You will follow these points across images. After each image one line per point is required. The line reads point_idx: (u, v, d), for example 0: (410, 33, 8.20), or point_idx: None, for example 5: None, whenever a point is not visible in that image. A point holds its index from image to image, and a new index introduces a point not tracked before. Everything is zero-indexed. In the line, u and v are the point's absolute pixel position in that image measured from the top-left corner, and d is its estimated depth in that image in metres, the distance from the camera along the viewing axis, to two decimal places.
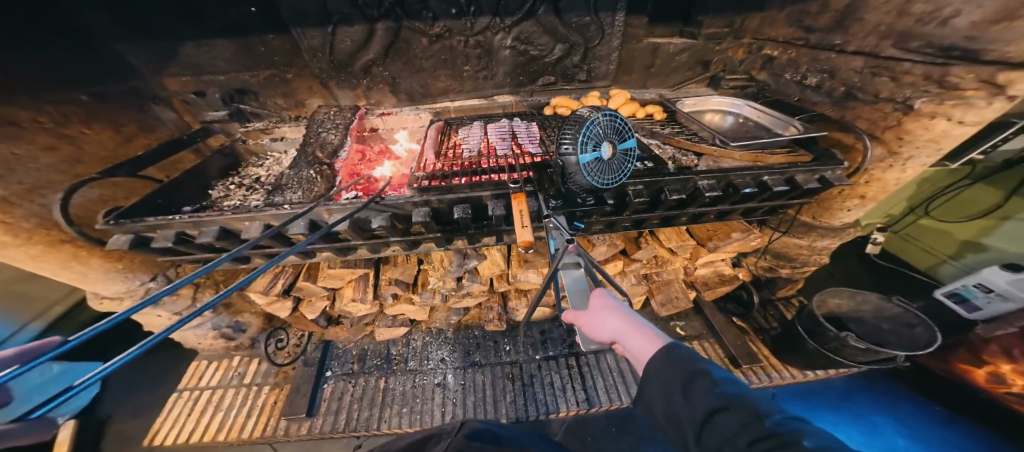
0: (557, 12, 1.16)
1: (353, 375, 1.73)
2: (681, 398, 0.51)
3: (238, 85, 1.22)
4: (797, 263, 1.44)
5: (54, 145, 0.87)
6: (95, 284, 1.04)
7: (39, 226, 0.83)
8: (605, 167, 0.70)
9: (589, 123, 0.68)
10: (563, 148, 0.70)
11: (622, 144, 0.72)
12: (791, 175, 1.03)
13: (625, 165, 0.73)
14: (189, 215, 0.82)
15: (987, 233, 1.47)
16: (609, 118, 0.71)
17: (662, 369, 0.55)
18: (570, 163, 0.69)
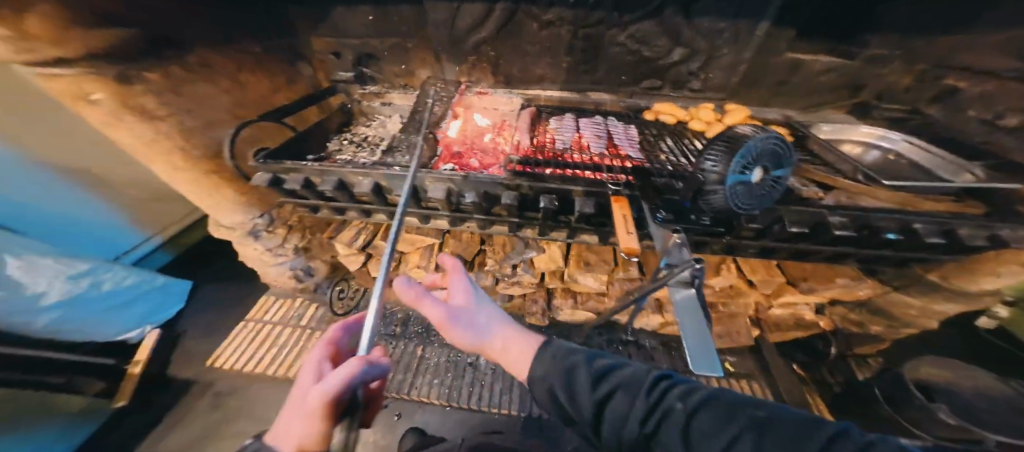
0: (686, 15, 1.01)
1: (395, 337, 1.84)
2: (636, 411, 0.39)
3: (367, 49, 1.31)
4: (899, 324, 1.21)
5: (230, 89, 1.06)
6: (223, 213, 1.27)
7: (206, 157, 1.05)
8: (750, 192, 0.60)
9: (751, 141, 0.56)
10: (705, 165, 0.61)
11: (776, 170, 0.60)
12: (952, 228, 0.83)
13: (770, 193, 0.62)
14: (319, 164, 0.94)
15: None
16: (772, 138, 0.59)
17: (601, 377, 0.45)
18: (711, 182, 0.60)
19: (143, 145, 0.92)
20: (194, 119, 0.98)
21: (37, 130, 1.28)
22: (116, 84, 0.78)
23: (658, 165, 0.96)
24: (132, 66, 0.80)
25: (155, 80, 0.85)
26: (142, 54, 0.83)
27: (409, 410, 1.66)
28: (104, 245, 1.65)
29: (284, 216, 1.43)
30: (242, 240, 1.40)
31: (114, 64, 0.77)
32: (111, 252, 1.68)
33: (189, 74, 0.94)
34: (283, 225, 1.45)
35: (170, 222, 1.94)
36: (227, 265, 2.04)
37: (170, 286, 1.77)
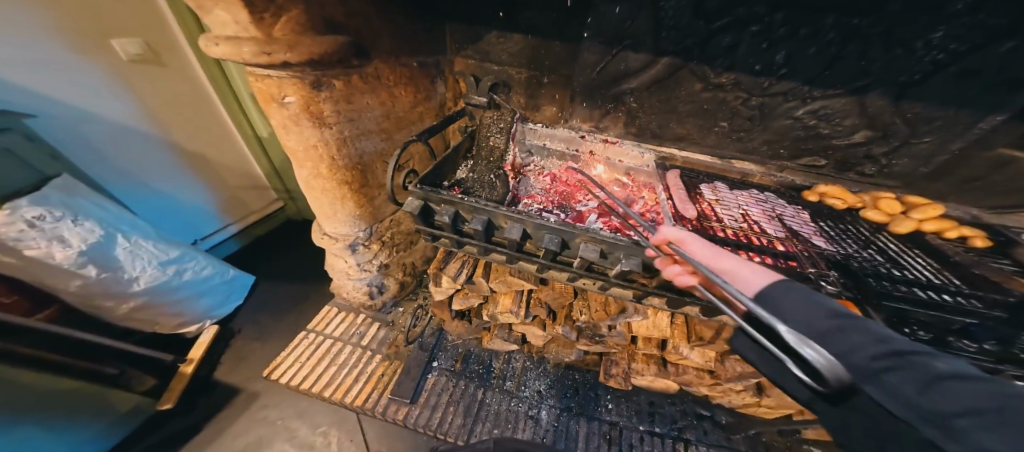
0: (897, 97, 0.89)
1: (455, 374, 1.55)
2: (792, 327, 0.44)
3: (504, 77, 1.27)
4: None
5: (386, 101, 1.05)
6: (330, 222, 1.21)
7: (347, 168, 1.04)
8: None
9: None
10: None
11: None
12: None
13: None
14: (474, 201, 0.89)
15: None
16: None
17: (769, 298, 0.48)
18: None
19: (301, 150, 0.95)
20: (348, 129, 0.97)
21: (174, 108, 1.38)
22: (307, 87, 0.83)
23: (862, 263, 0.78)
24: (327, 72, 0.85)
25: (338, 86, 0.89)
26: (337, 65, 0.86)
27: None
28: (189, 227, 1.59)
29: (380, 231, 1.34)
30: (337, 252, 1.31)
31: (315, 71, 0.82)
32: (193, 234, 1.62)
33: (365, 86, 0.96)
34: (378, 241, 1.35)
35: (249, 212, 1.85)
36: (287, 264, 1.87)
37: (239, 279, 1.64)
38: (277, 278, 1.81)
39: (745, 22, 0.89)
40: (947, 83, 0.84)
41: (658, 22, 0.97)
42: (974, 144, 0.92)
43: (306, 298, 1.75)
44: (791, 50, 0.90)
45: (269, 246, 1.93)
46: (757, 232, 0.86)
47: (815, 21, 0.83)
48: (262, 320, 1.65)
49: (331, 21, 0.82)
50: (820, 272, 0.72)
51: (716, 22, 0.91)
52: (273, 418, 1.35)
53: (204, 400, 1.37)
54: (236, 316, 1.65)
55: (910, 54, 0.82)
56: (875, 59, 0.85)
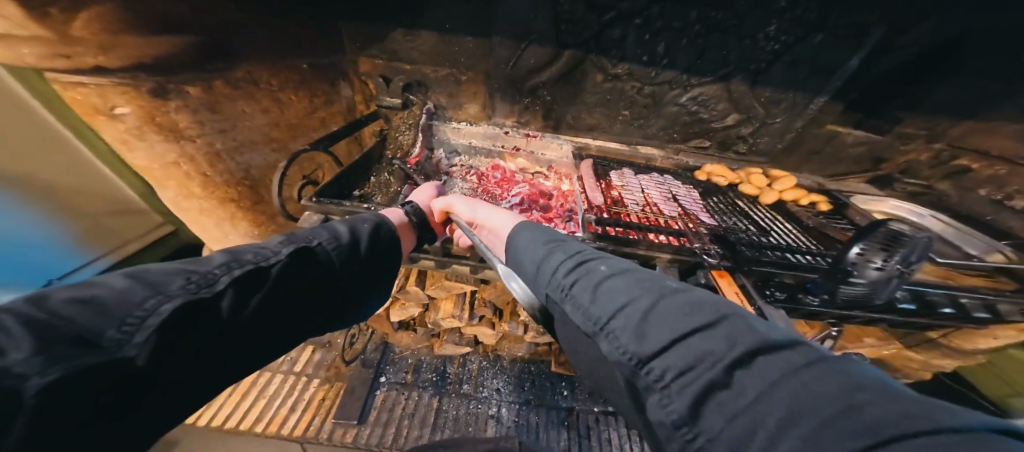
0: (752, 84, 1.05)
1: (406, 386, 1.50)
2: (566, 275, 0.42)
3: (417, 76, 1.19)
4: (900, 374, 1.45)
5: (270, 108, 0.93)
6: (222, 244, 1.07)
7: (226, 183, 0.92)
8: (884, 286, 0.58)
9: (912, 245, 0.56)
10: (874, 269, 0.56)
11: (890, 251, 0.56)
12: (996, 303, 0.95)
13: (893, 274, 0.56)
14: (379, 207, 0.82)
15: None
16: (898, 235, 0.57)
17: (552, 245, 0.48)
18: (870, 278, 0.57)
19: (158, 168, 0.82)
20: (220, 140, 0.85)
21: None
22: (147, 96, 0.71)
23: (740, 234, 0.89)
24: (170, 78, 0.72)
25: (195, 94, 0.77)
26: (184, 67, 0.73)
27: None
28: (32, 266, 1.15)
29: None
30: None
31: (146, 74, 0.69)
32: (42, 274, 1.18)
33: (234, 90, 0.83)
34: None
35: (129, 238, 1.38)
36: None
37: None
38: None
39: (629, 15, 0.98)
40: (783, 71, 1.01)
41: (557, 16, 1.02)
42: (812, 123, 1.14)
43: None
44: (669, 42, 1.00)
45: None
46: (656, 213, 0.95)
47: (683, 14, 0.94)
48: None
49: (180, 17, 0.70)
50: (701, 244, 0.81)
51: (606, 15, 0.99)
52: None
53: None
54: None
55: (755, 45, 0.97)
56: (731, 50, 0.99)
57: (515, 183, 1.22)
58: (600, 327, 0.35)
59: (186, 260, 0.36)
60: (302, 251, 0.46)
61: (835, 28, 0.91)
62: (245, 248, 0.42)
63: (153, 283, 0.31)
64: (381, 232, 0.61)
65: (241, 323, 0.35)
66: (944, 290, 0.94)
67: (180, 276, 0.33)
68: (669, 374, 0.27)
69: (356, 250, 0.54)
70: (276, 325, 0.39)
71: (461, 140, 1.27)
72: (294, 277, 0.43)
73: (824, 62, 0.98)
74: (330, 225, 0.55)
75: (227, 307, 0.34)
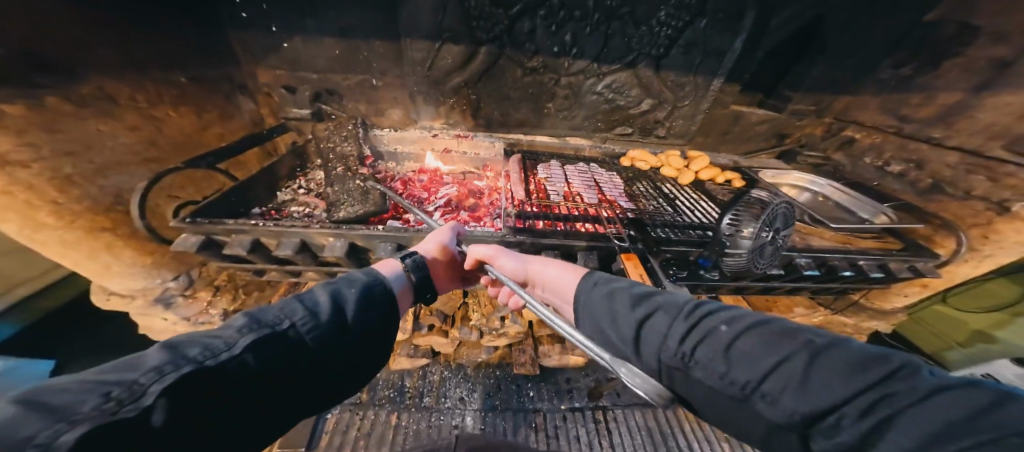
0: (657, 68, 1.13)
1: (361, 406, 1.42)
2: (678, 336, 0.36)
3: (328, 85, 1.15)
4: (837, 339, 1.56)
5: (138, 125, 0.83)
6: (110, 278, 0.96)
7: (88, 210, 0.79)
8: (758, 252, 0.59)
9: (771, 209, 0.58)
10: (741, 235, 0.58)
11: (754, 219, 0.58)
12: (885, 262, 1.06)
13: (760, 239, 0.58)
14: (275, 222, 0.74)
15: (1002, 326, 1.40)
16: (756, 201, 0.60)
17: (638, 302, 0.42)
18: (742, 246, 0.59)
19: None
20: (70, 164, 0.72)
21: None
22: None
23: (654, 217, 0.97)
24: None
25: (18, 114, 0.61)
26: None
27: None
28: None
29: (208, 275, 1.13)
30: (144, 311, 1.07)
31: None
32: None
33: (79, 109, 0.71)
34: (207, 287, 1.13)
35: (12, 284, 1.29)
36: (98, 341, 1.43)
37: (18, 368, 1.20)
38: (94, 355, 1.39)
39: (533, 7, 1.00)
40: (679, 56, 1.09)
41: (464, 11, 1.01)
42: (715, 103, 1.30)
43: None
44: (575, 32, 1.05)
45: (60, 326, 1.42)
46: (576, 202, 1.01)
47: (581, 5, 0.99)
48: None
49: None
50: (611, 228, 0.87)
51: (511, 9, 1.01)
52: None
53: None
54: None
55: (651, 32, 1.04)
56: (631, 37, 1.05)
57: (446, 183, 1.20)
58: (748, 390, 0.30)
59: (113, 367, 0.28)
60: (268, 339, 0.36)
61: (716, 12, 1.00)
62: (192, 338, 0.33)
63: (52, 410, 0.23)
64: (373, 291, 0.50)
65: (185, 424, 0.28)
66: (843, 253, 1.03)
67: (98, 391, 0.26)
68: (854, 438, 0.24)
69: (340, 320, 0.43)
70: (238, 430, 0.31)
71: (385, 147, 1.25)
72: (258, 369, 0.34)
73: (714, 45, 1.07)
74: (306, 294, 0.45)
75: (160, 424, 0.26)
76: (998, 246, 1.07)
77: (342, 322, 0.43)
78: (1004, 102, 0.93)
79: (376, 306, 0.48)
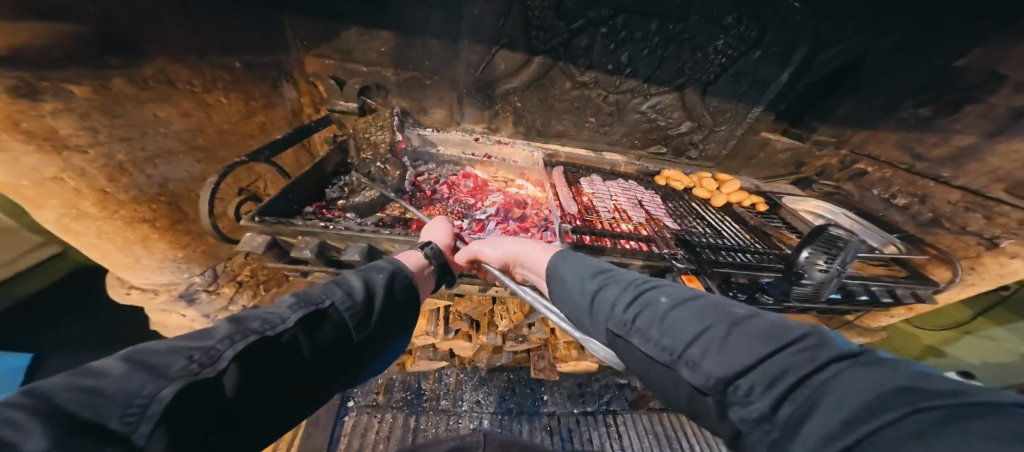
0: (702, 94, 1.18)
1: (378, 408, 1.40)
2: (622, 304, 0.41)
3: (376, 80, 1.11)
4: None
5: (190, 112, 0.79)
6: (134, 272, 0.88)
7: (133, 200, 0.74)
8: (829, 283, 0.66)
9: (848, 247, 0.64)
10: (813, 266, 0.65)
11: (830, 255, 0.64)
12: (893, 288, 1.15)
13: (832, 272, 0.65)
14: (346, 227, 0.73)
15: (949, 343, 1.66)
16: (829, 237, 0.67)
17: (607, 277, 0.47)
18: (814, 277, 0.65)
19: (29, 185, 0.61)
20: (122, 150, 0.68)
21: None
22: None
23: (700, 238, 1.02)
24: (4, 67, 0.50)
25: (82, 95, 0.60)
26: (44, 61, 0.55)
27: None
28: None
29: (233, 270, 1.05)
30: (164, 307, 0.99)
31: (8, 69, 0.51)
32: None
33: (140, 93, 0.69)
34: (230, 282, 1.05)
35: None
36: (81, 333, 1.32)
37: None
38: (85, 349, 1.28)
39: (596, 24, 1.02)
40: (729, 82, 1.15)
41: (528, 22, 1.01)
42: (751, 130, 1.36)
43: None
44: (631, 52, 1.07)
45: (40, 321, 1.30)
46: (625, 220, 1.04)
47: (644, 26, 1.01)
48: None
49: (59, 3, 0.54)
50: (667, 248, 0.90)
51: (574, 24, 1.02)
52: None
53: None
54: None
55: (705, 58, 1.08)
56: (686, 61, 1.09)
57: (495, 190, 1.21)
58: (678, 350, 0.34)
59: (192, 334, 0.31)
60: (313, 316, 0.39)
61: (770, 45, 1.05)
62: (254, 313, 0.36)
63: (153, 367, 0.26)
64: (395, 282, 0.51)
65: (254, 390, 0.30)
66: (859, 279, 1.12)
67: (180, 355, 0.28)
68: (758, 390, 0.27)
69: (372, 306, 0.45)
70: (300, 390, 0.34)
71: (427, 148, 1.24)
72: (309, 341, 0.37)
73: (760, 76, 1.13)
74: (343, 278, 0.47)
75: (236, 387, 0.29)
76: None
77: (370, 313, 0.45)
78: (1012, 149, 1.05)
79: (401, 294, 0.51)
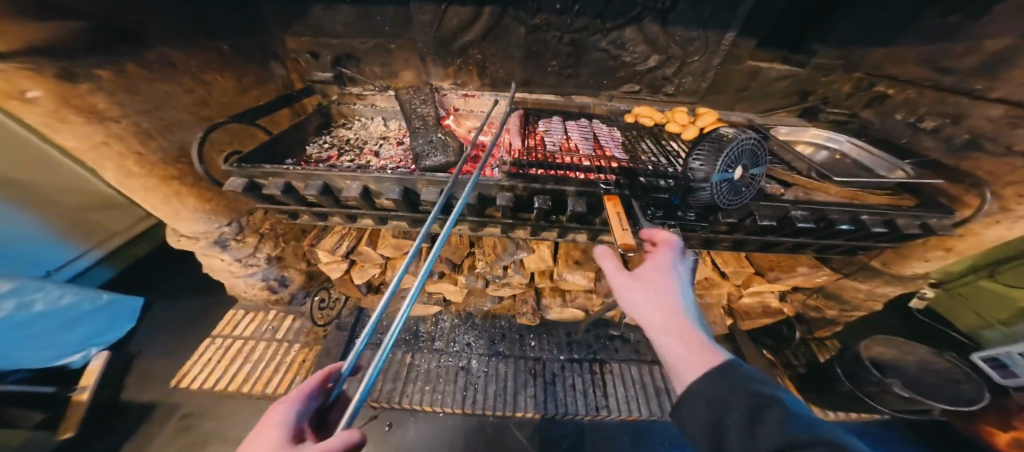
0: (663, 21, 1.15)
1: (382, 345, 1.60)
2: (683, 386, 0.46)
3: (346, 50, 1.26)
4: (847, 306, 1.48)
5: (193, 88, 0.99)
6: (180, 221, 1.15)
7: (162, 160, 0.96)
8: (732, 188, 0.63)
9: (734, 143, 0.60)
10: (697, 168, 0.63)
11: (718, 157, 0.61)
12: (892, 218, 0.96)
13: (727, 175, 0.61)
14: (302, 167, 0.86)
15: None
16: (715, 138, 0.64)
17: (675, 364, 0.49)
18: (703, 183, 0.62)
19: (88, 149, 0.82)
20: (148, 120, 0.89)
21: None
22: (55, 81, 0.69)
23: (648, 166, 1.02)
24: (66, 63, 0.70)
25: (108, 78, 0.78)
26: (87, 51, 0.74)
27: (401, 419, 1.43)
28: (34, 260, 1.36)
29: (255, 223, 1.34)
30: (205, 251, 1.27)
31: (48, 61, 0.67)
32: (43, 266, 1.39)
33: (149, 74, 0.87)
34: (253, 234, 1.34)
35: (114, 233, 1.65)
36: (179, 280, 1.84)
37: (117, 303, 1.54)
38: (176, 294, 1.78)
39: None
40: (689, 4, 1.10)
41: None
42: (729, 58, 1.30)
43: (211, 309, 1.72)
44: None
45: (156, 273, 1.84)
46: (572, 153, 1.08)
47: None
48: (169, 338, 1.59)
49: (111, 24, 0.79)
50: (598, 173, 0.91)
51: None
52: (181, 414, 1.32)
53: (121, 419, 1.30)
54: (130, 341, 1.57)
55: None
56: None
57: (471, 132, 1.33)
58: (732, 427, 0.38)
59: None
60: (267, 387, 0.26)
61: None
62: None
63: None
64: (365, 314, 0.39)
65: None
66: (850, 209, 0.92)
67: None
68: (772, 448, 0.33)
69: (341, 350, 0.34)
70: None
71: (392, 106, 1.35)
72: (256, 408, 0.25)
73: None
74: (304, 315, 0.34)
75: None
76: None
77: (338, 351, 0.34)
78: None
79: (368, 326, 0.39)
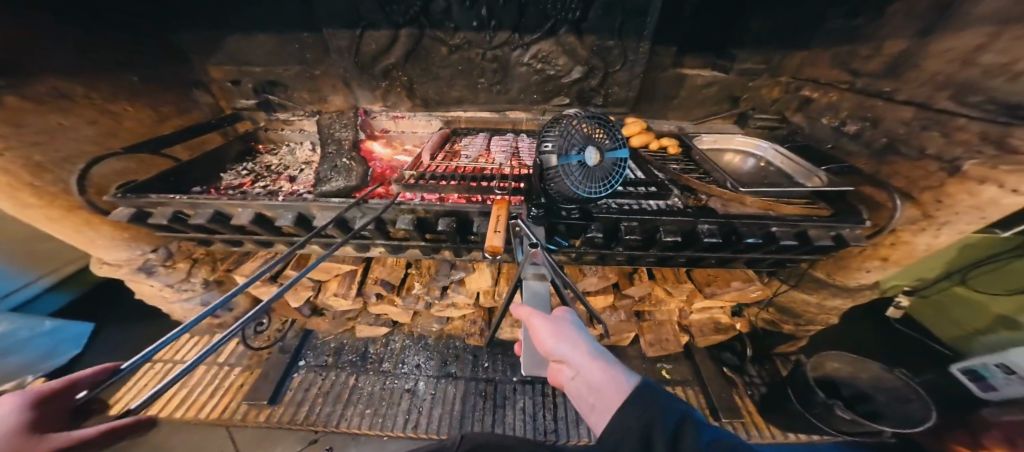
0: (578, 33, 1.15)
1: (326, 368, 1.60)
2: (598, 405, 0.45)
3: (271, 78, 1.29)
4: (803, 321, 1.41)
5: (98, 119, 1.00)
6: (99, 249, 1.15)
7: (62, 191, 0.94)
8: (589, 172, 0.78)
9: (570, 129, 0.78)
10: (544, 149, 0.79)
11: (561, 138, 0.78)
12: (802, 228, 0.93)
13: (572, 154, 0.78)
14: (187, 196, 0.86)
15: None
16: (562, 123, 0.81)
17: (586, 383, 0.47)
18: (549, 161, 0.78)
19: None
20: (41, 153, 0.88)
21: None
22: None
23: None
24: None
25: None
26: None
27: (340, 443, 1.40)
28: None
29: (186, 249, 1.31)
30: (131, 278, 1.26)
31: None
32: None
33: (40, 106, 0.87)
34: (186, 259, 1.32)
35: (63, 262, 1.66)
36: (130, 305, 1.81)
37: (64, 328, 1.54)
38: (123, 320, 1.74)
39: None
40: (600, 16, 1.11)
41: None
42: (654, 66, 1.30)
43: (155, 335, 1.68)
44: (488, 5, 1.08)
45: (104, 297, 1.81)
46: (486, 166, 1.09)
47: None
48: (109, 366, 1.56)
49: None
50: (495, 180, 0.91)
51: None
52: None
53: None
54: (71, 369, 1.54)
55: None
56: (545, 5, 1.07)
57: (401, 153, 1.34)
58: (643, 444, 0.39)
59: None
60: None
61: None
62: None
63: None
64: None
65: None
66: (755, 221, 0.90)
67: None
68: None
69: None
70: None
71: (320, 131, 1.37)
72: None
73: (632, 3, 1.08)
74: None
75: None
76: (952, 211, 0.82)
77: None
78: (948, 47, 0.81)
79: None
